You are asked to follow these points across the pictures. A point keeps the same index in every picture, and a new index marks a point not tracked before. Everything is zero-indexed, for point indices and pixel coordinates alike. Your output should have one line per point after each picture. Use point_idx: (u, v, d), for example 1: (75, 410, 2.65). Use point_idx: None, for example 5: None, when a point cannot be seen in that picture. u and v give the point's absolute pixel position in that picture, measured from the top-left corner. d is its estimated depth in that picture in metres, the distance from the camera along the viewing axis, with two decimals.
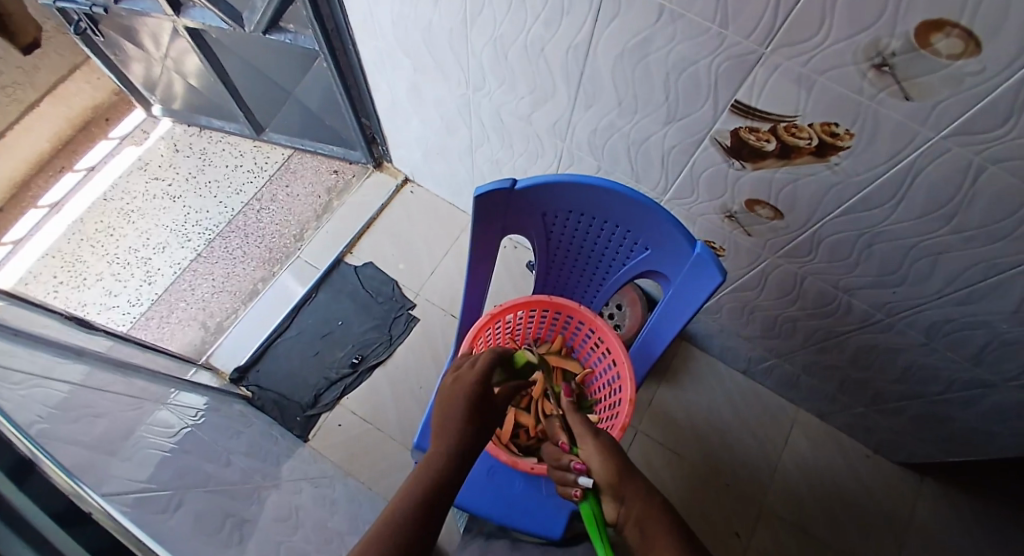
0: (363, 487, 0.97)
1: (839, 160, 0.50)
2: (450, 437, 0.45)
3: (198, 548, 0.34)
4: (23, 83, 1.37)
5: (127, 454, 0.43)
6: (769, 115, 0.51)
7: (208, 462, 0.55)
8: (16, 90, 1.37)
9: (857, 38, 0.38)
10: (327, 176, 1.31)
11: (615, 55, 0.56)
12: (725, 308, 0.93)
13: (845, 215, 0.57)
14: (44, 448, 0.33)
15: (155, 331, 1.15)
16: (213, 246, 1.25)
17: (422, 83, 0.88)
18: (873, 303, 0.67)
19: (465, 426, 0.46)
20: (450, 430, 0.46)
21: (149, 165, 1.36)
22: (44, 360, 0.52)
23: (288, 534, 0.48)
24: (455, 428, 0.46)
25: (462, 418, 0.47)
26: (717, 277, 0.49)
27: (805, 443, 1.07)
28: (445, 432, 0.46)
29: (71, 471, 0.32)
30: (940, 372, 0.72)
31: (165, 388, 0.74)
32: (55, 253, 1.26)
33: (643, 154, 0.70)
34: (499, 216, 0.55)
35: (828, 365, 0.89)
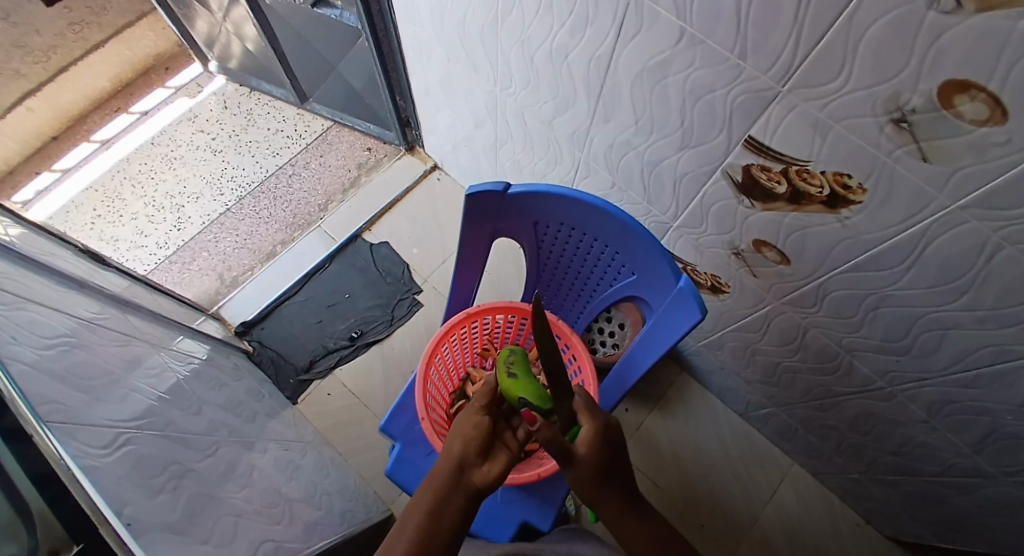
0: (340, 457, 1.00)
1: (849, 214, 0.48)
2: (427, 495, 0.50)
3: (129, 492, 0.36)
4: (92, 22, 1.48)
5: (97, 390, 0.45)
6: (783, 156, 0.48)
7: (179, 410, 0.57)
8: (85, 30, 1.49)
9: (877, 88, 0.35)
10: (360, 152, 1.33)
11: (636, 73, 0.55)
12: (727, 345, 0.89)
13: (852, 271, 0.54)
14: (11, 376, 0.35)
15: (176, 275, 1.22)
16: (242, 204, 1.31)
17: (455, 74, 0.89)
18: (875, 368, 0.64)
19: (443, 480, 0.50)
20: (431, 483, 0.51)
21: (198, 117, 1.42)
22: (46, 289, 0.55)
23: (234, 491, 0.53)
24: (435, 483, 0.51)
25: (442, 471, 0.51)
26: (696, 314, 0.50)
27: (793, 497, 1.02)
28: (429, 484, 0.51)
29: (33, 404, 0.34)
30: (940, 453, 0.68)
31: (166, 331, 0.78)
32: (99, 188, 1.35)
33: (656, 177, 0.68)
34: (492, 218, 0.58)
35: (825, 423, 0.85)
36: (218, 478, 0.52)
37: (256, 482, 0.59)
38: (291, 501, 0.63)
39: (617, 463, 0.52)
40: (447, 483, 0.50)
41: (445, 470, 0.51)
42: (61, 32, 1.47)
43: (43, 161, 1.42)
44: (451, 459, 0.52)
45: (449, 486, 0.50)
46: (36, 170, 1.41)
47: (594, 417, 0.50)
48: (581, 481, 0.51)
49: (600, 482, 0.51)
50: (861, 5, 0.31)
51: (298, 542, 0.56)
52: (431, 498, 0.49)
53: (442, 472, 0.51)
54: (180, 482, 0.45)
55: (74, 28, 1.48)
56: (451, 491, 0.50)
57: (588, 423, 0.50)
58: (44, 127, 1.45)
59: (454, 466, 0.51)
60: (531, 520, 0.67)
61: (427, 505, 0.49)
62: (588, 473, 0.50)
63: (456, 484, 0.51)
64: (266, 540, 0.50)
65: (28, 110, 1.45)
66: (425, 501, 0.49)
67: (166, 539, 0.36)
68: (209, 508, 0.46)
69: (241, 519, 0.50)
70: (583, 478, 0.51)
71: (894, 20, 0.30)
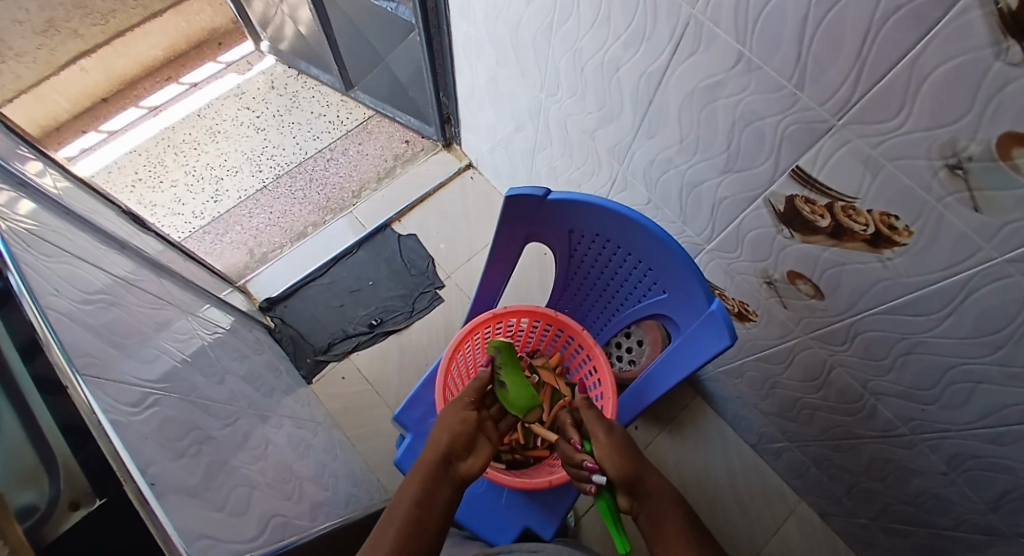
0: (348, 441, 1.02)
1: (891, 255, 0.47)
2: (414, 485, 0.51)
3: (152, 450, 0.37)
4: None
5: (131, 349, 0.47)
6: (829, 190, 0.47)
7: (202, 376, 0.59)
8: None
9: (934, 132, 0.35)
10: (397, 143, 1.35)
11: (686, 92, 0.55)
12: (746, 374, 0.88)
13: (887, 313, 0.53)
14: (51, 324, 0.36)
15: (208, 246, 1.26)
16: (279, 182, 1.34)
17: (501, 75, 0.89)
18: (899, 413, 0.63)
19: (429, 470, 0.52)
20: (416, 472, 0.52)
21: (245, 94, 1.46)
22: (89, 246, 0.57)
23: (250, 464, 0.54)
24: (421, 473, 0.52)
25: (430, 463, 0.53)
26: (725, 340, 0.49)
27: (796, 536, 1.00)
28: (413, 475, 0.52)
29: (69, 356, 0.35)
30: (956, 508, 0.66)
31: (196, 299, 0.81)
32: (143, 152, 1.40)
33: (694, 197, 0.68)
34: (527, 221, 0.58)
35: (839, 465, 0.83)
36: (234, 447, 0.53)
37: (270, 456, 0.60)
38: (300, 479, 0.64)
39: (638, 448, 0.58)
40: (433, 472, 0.52)
41: (431, 461, 0.53)
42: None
43: (91, 121, 1.49)
44: (436, 450, 0.54)
45: (437, 476, 0.52)
46: (80, 130, 1.48)
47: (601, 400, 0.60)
48: (622, 452, 0.54)
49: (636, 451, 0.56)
50: (929, 44, 0.30)
51: (305, 520, 0.57)
52: (420, 486, 0.51)
53: (428, 461, 0.53)
54: (201, 447, 0.46)
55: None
56: (440, 481, 0.52)
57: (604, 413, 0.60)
58: (96, 88, 1.51)
59: (442, 455, 0.53)
60: (532, 527, 0.67)
61: (417, 493, 0.50)
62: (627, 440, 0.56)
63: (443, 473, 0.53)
64: (275, 514, 0.51)
65: (83, 71, 1.50)
66: (414, 489, 0.50)
67: (185, 500, 0.37)
68: (225, 476, 0.47)
69: (254, 491, 0.51)
70: (623, 447, 0.55)
71: (961, 64, 0.29)
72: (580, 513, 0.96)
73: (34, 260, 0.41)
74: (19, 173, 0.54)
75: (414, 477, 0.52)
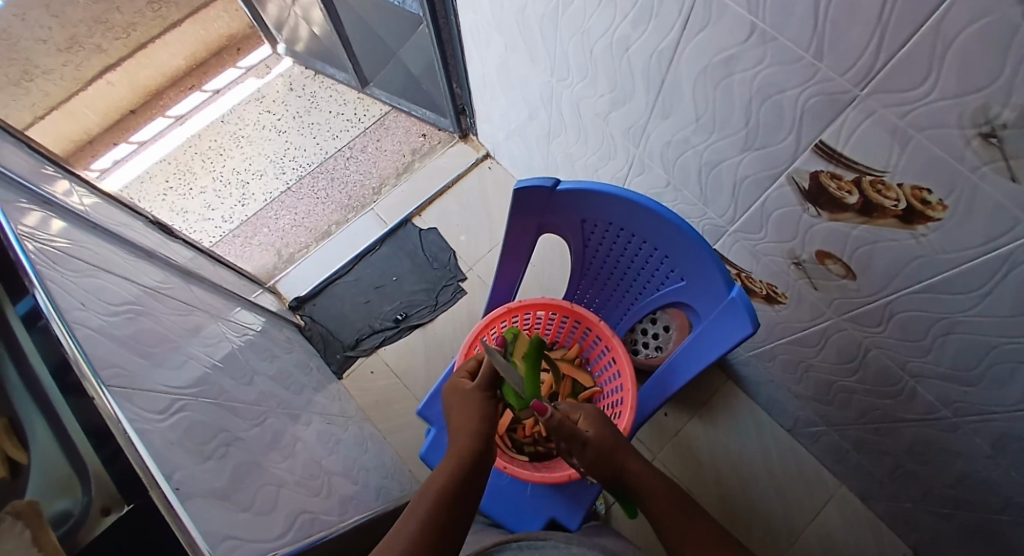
0: (379, 434, 1.05)
1: (926, 231, 0.43)
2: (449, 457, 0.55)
3: (178, 457, 0.40)
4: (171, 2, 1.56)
5: (160, 358, 0.50)
6: (856, 164, 0.44)
7: (230, 379, 0.62)
8: (165, 9, 1.57)
9: (965, 99, 0.32)
10: (415, 137, 1.36)
11: (699, 69, 0.53)
12: (777, 357, 0.85)
13: (923, 291, 0.50)
14: (76, 337, 0.38)
15: (238, 248, 1.31)
16: (302, 183, 1.37)
17: (511, 62, 0.88)
18: (941, 396, 0.59)
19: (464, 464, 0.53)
20: (453, 454, 0.55)
21: (266, 97, 1.49)
22: (117, 257, 0.60)
23: (279, 463, 0.56)
24: (455, 465, 0.53)
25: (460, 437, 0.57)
26: (747, 327, 0.48)
27: (838, 521, 0.97)
28: (448, 467, 0.53)
29: (94, 366, 0.38)
30: (1005, 492, 0.62)
31: (227, 303, 0.84)
32: (173, 161, 1.45)
33: (714, 177, 0.65)
34: (537, 212, 0.57)
35: (880, 448, 0.79)
36: (262, 447, 0.55)
37: (299, 454, 0.62)
38: (330, 474, 0.66)
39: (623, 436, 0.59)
40: (468, 466, 0.53)
41: (466, 457, 0.54)
42: (142, 10, 1.55)
43: (121, 133, 1.55)
44: (468, 446, 0.56)
45: (471, 471, 0.53)
46: (113, 142, 1.54)
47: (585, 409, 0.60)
48: (595, 469, 0.58)
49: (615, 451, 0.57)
50: (953, 6, 0.27)
51: (333, 516, 0.60)
52: (454, 478, 0.52)
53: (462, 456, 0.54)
54: (228, 449, 0.48)
55: (154, 7, 1.56)
56: (473, 475, 0.53)
57: (585, 414, 0.59)
58: (122, 101, 1.57)
59: (475, 453, 0.55)
60: (559, 518, 0.67)
61: (453, 484, 0.51)
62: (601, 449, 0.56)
63: (475, 468, 0.54)
64: (303, 511, 0.54)
65: (109, 84, 1.56)
66: (450, 478, 0.51)
67: (208, 502, 0.39)
68: (253, 476, 0.49)
69: (282, 489, 0.53)
70: (594, 463, 0.57)
71: (988, 24, 0.26)
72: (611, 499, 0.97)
73: (60, 277, 0.43)
74: (48, 194, 0.57)
75: (449, 468, 0.53)
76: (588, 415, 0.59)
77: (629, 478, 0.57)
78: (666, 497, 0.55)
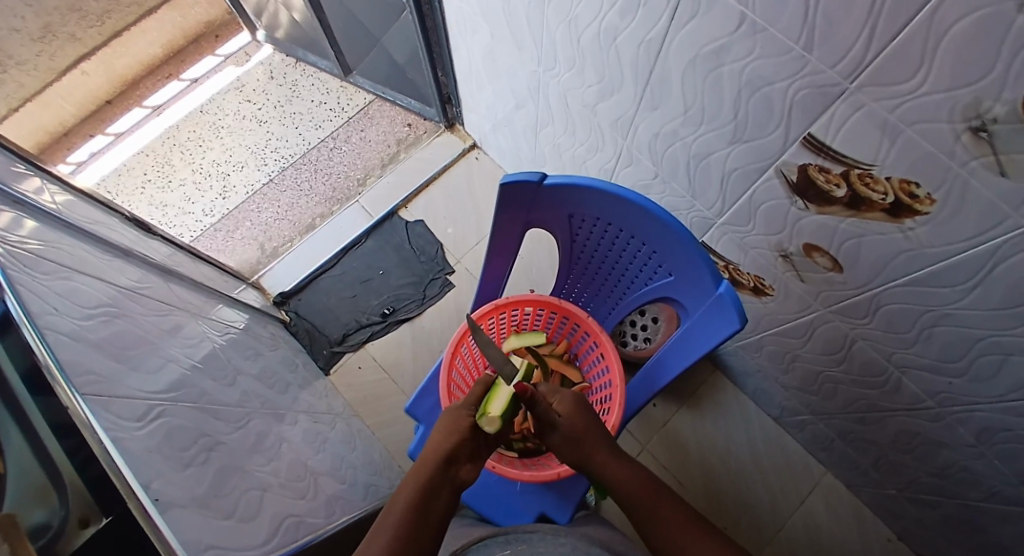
0: (367, 430, 1.04)
1: (913, 225, 0.43)
2: (410, 489, 0.51)
3: (157, 465, 0.38)
4: None
5: (138, 362, 0.48)
6: (844, 157, 0.44)
7: (212, 380, 0.60)
8: None
9: (956, 93, 0.31)
10: (400, 127, 1.33)
11: (688, 61, 0.52)
12: (765, 348, 0.86)
13: (910, 285, 0.50)
14: (45, 339, 0.36)
15: (220, 243, 1.28)
16: (285, 174, 1.34)
17: (497, 52, 0.86)
18: (925, 386, 0.60)
19: (429, 477, 0.52)
20: (416, 488, 0.51)
21: (245, 86, 1.44)
22: (92, 257, 0.58)
23: (263, 466, 0.55)
24: (420, 477, 0.52)
25: (427, 468, 0.53)
26: (735, 323, 0.48)
27: (822, 508, 0.99)
28: (414, 480, 0.52)
29: (64, 369, 0.36)
30: (985, 479, 0.64)
31: (209, 301, 0.82)
32: (150, 153, 1.41)
33: (702, 170, 0.65)
34: (525, 207, 0.57)
35: (865, 437, 0.80)
36: (246, 450, 0.54)
37: (284, 455, 0.61)
38: (316, 474, 0.65)
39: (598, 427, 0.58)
40: (431, 479, 0.52)
41: (433, 467, 0.53)
42: None
43: (98, 124, 1.49)
44: (437, 454, 0.54)
45: (436, 483, 0.52)
46: (87, 133, 1.48)
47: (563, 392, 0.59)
48: (567, 452, 0.57)
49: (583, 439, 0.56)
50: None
51: (320, 518, 0.59)
52: (418, 494, 0.51)
53: (427, 467, 0.53)
54: (210, 454, 0.47)
55: None
56: (438, 486, 0.52)
57: (558, 399, 0.59)
58: (98, 92, 1.51)
59: (443, 462, 0.53)
60: (548, 513, 0.67)
61: (417, 503, 0.50)
62: (568, 434, 0.57)
63: (440, 479, 0.53)
64: (288, 515, 0.53)
65: (84, 74, 1.51)
66: (413, 495, 0.50)
67: (189, 511, 0.38)
68: (236, 481, 0.48)
69: (266, 493, 0.52)
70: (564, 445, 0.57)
71: (980, 19, 0.26)
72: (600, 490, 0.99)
73: (31, 279, 0.42)
74: (16, 191, 0.55)
75: (414, 480, 0.52)
76: (563, 401, 0.58)
77: (596, 465, 0.56)
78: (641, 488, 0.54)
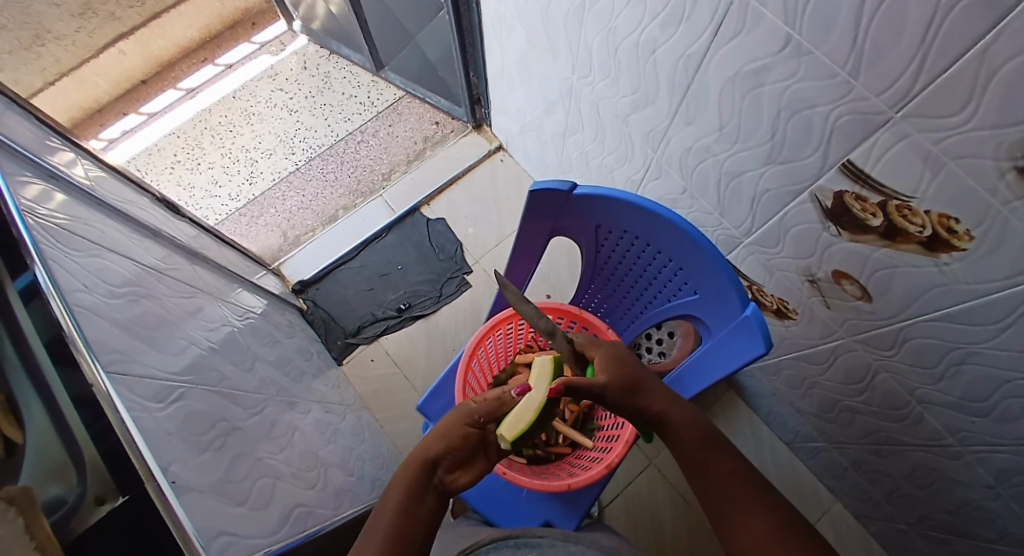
0: (376, 423, 1.05)
1: (949, 260, 0.42)
2: (398, 489, 0.53)
3: (175, 447, 0.39)
4: None
5: (160, 342, 0.49)
6: (883, 187, 0.43)
7: (231, 365, 0.61)
8: None
9: (1004, 131, 0.30)
10: (427, 125, 1.34)
11: (727, 78, 0.51)
12: (783, 372, 0.84)
13: (940, 321, 0.49)
14: (73, 315, 0.37)
15: (243, 228, 1.30)
16: (311, 164, 1.36)
17: (531, 56, 0.86)
18: (946, 424, 0.58)
19: (416, 478, 0.53)
20: (401, 490, 0.53)
21: (279, 75, 1.47)
22: (120, 235, 0.59)
23: (276, 453, 0.56)
24: (408, 479, 0.54)
25: (413, 469, 0.54)
26: (760, 347, 0.47)
27: (830, 537, 0.97)
28: (402, 481, 0.53)
29: (90, 345, 0.37)
30: (1003, 523, 0.62)
31: (230, 285, 0.84)
32: (181, 134, 1.44)
33: (733, 188, 0.64)
34: (552, 214, 0.56)
35: (880, 469, 0.78)
36: (260, 437, 0.55)
37: (296, 444, 0.62)
38: (326, 465, 0.66)
39: (642, 380, 0.56)
40: (419, 481, 0.53)
41: (420, 469, 0.54)
42: None
43: (131, 103, 1.53)
44: (424, 458, 0.55)
45: (423, 485, 0.54)
46: (122, 111, 1.52)
47: (600, 347, 0.57)
48: (620, 411, 0.55)
49: (632, 392, 0.54)
50: (999, 36, 0.26)
51: (328, 509, 0.60)
52: (406, 497, 0.52)
53: (415, 469, 0.54)
54: (225, 439, 0.48)
55: None
56: (426, 489, 0.54)
57: (598, 355, 0.57)
58: (134, 71, 1.55)
59: (430, 464, 0.54)
60: (554, 522, 0.67)
61: (405, 504, 0.51)
62: (621, 390, 0.54)
63: (428, 483, 0.54)
64: (298, 504, 0.54)
65: (121, 54, 1.54)
66: (402, 497, 0.52)
67: (204, 496, 0.38)
68: (250, 466, 0.49)
69: (279, 482, 0.53)
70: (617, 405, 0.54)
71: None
72: (605, 502, 0.99)
73: (62, 255, 0.43)
74: (52, 166, 0.56)
75: (402, 482, 0.53)
76: (603, 357, 0.56)
77: (654, 417, 0.55)
78: (696, 445, 0.54)
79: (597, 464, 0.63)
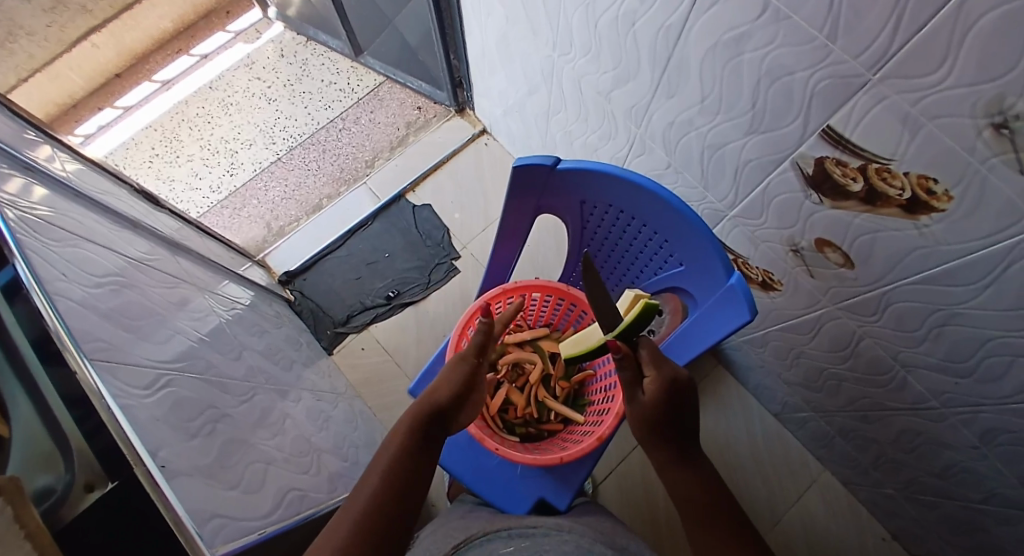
0: (368, 411, 1.05)
1: (929, 222, 0.43)
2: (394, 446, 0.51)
3: (164, 434, 0.39)
4: None
5: (146, 334, 0.48)
6: (862, 151, 0.43)
7: (218, 354, 0.61)
8: None
9: (980, 87, 0.30)
10: (410, 110, 1.32)
11: (708, 48, 0.51)
12: (770, 344, 0.86)
13: (922, 284, 0.50)
14: (56, 306, 0.36)
15: (226, 220, 1.28)
16: (292, 154, 1.34)
17: (511, 35, 0.85)
18: (931, 387, 0.60)
19: (412, 431, 0.52)
20: (396, 445, 0.51)
21: (255, 64, 1.43)
22: (101, 228, 0.58)
23: (268, 440, 0.56)
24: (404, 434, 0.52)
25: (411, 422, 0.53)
26: (745, 315, 0.47)
27: (818, 504, 0.99)
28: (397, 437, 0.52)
29: (74, 336, 0.36)
30: (988, 482, 0.63)
31: (215, 277, 0.83)
32: (158, 128, 1.41)
33: (716, 161, 0.64)
34: (536, 191, 0.56)
35: (866, 435, 0.80)
36: (251, 424, 0.55)
37: (288, 430, 0.62)
38: (319, 451, 0.66)
39: (679, 412, 0.55)
40: (421, 427, 0.53)
41: (414, 421, 0.53)
42: None
43: (106, 98, 1.49)
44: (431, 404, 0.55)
45: (420, 440, 0.52)
46: (97, 106, 1.48)
47: (658, 369, 0.54)
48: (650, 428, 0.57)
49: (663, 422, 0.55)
50: None
51: (322, 493, 0.60)
52: (403, 452, 0.50)
53: (419, 415, 0.53)
54: (216, 426, 0.48)
55: None
56: (423, 443, 0.52)
57: (653, 375, 0.54)
58: (108, 63, 1.50)
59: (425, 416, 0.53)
60: (547, 498, 0.68)
61: (401, 458, 0.49)
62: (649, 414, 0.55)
63: (425, 435, 0.52)
64: (292, 488, 0.54)
65: (94, 47, 1.48)
66: (397, 453, 0.50)
67: (195, 481, 0.38)
68: (242, 453, 0.49)
69: (271, 467, 0.53)
70: (647, 422, 0.56)
71: (1005, 14, 0.25)
72: (599, 479, 1.01)
73: (42, 246, 0.41)
74: (28, 158, 0.54)
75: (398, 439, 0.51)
76: (661, 377, 0.54)
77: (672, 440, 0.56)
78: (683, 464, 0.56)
79: (589, 438, 0.64)
